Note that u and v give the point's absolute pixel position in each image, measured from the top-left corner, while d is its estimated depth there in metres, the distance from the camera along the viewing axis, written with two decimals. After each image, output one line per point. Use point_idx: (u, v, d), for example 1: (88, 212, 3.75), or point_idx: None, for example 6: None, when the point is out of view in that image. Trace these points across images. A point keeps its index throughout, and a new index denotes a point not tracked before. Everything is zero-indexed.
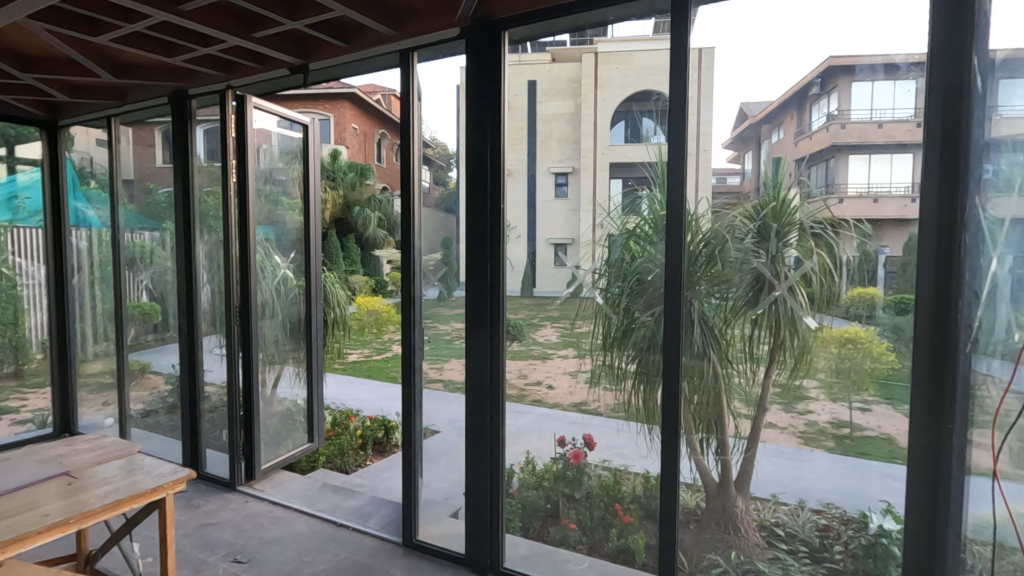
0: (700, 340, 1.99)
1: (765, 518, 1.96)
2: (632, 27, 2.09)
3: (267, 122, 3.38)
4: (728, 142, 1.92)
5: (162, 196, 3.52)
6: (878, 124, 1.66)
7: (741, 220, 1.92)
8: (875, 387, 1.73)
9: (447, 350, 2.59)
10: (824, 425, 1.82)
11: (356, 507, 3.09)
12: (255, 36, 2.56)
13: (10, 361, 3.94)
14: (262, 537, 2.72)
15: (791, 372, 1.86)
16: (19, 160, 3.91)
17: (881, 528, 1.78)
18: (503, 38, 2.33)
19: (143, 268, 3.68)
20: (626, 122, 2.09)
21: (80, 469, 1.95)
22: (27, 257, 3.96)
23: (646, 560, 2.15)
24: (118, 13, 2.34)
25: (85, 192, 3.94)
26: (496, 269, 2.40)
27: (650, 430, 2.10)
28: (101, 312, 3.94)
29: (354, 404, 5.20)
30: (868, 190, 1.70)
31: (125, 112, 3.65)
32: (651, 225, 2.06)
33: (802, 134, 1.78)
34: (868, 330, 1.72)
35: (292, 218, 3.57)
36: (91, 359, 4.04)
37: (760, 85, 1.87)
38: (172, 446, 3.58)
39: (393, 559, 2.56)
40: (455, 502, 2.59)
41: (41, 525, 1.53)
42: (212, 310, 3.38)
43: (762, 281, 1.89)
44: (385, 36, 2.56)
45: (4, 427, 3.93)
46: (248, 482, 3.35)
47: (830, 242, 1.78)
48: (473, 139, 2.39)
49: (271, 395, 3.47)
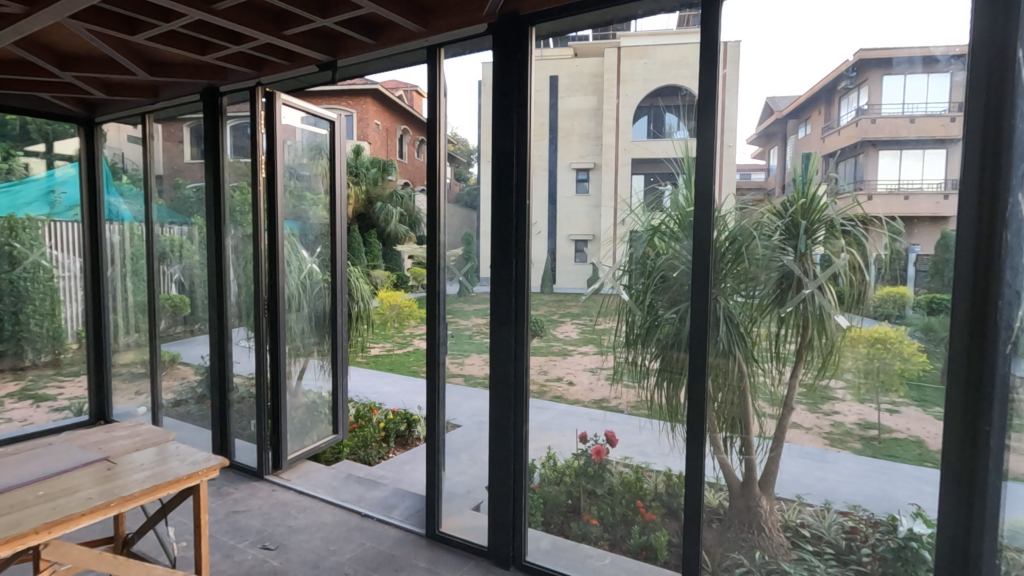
0: (725, 338, 1.98)
1: (790, 518, 1.93)
2: (657, 22, 2.09)
3: (293, 118, 3.41)
4: (753, 138, 1.91)
5: (191, 191, 3.61)
6: (909, 119, 1.63)
7: (768, 217, 1.89)
8: (905, 388, 1.69)
9: (469, 344, 2.61)
10: (851, 426, 1.79)
11: (380, 498, 3.13)
12: (286, 33, 2.60)
13: (47, 350, 4.07)
14: (289, 525, 2.78)
15: (817, 373, 1.83)
16: (57, 156, 4.04)
17: (911, 532, 1.74)
18: (530, 34, 2.33)
19: (174, 261, 3.77)
20: (649, 117, 2.07)
21: (119, 455, 2.02)
22: (63, 250, 4.09)
23: (668, 559, 2.14)
24: (155, 13, 2.40)
25: (119, 187, 4.06)
26: (521, 267, 2.41)
27: (673, 428, 2.10)
28: (134, 305, 4.05)
29: (376, 397, 5.27)
30: (898, 186, 1.66)
31: (158, 109, 3.73)
32: (676, 221, 2.05)
33: (830, 129, 1.75)
34: (898, 330, 1.69)
35: (316, 213, 3.62)
36: (123, 350, 4.16)
37: (786, 79, 1.84)
38: (201, 435, 3.67)
39: (417, 551, 2.59)
40: (477, 495, 2.60)
41: (83, 508, 1.59)
42: (240, 303, 3.45)
43: (791, 279, 1.86)
44: (413, 33, 2.58)
45: (42, 413, 4.07)
46: (275, 471, 3.41)
47: (858, 240, 1.74)
48: (498, 136, 2.40)
49: (296, 387, 3.53)
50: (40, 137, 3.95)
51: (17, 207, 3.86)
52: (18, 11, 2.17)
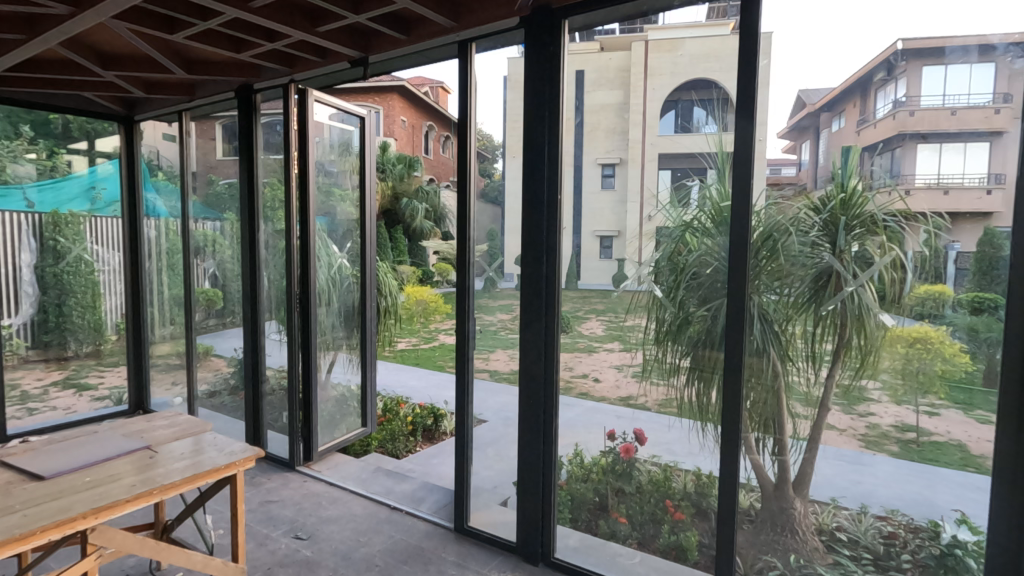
0: (760, 337, 1.93)
1: (825, 521, 1.87)
2: (686, 14, 2.03)
3: (323, 114, 3.45)
4: (784, 132, 1.86)
5: (223, 188, 3.69)
6: (950, 111, 1.56)
7: (806, 213, 1.84)
8: (945, 390, 1.62)
9: (494, 340, 2.62)
10: (888, 429, 1.73)
11: (408, 491, 3.17)
12: (319, 30, 2.62)
13: (90, 341, 4.21)
14: (320, 516, 2.83)
15: (854, 373, 1.78)
16: (98, 153, 4.17)
17: (955, 539, 1.67)
18: (563, 27, 2.30)
19: (208, 256, 3.86)
20: (676, 112, 2.04)
21: (159, 444, 2.08)
22: (103, 245, 4.22)
23: (699, 559, 2.12)
24: (194, 11, 2.45)
25: (156, 183, 4.18)
26: (552, 262, 2.37)
27: (703, 427, 2.06)
28: (170, 298, 4.17)
29: (403, 391, 5.33)
30: (938, 181, 1.60)
31: (193, 107, 3.82)
32: (710, 217, 2.01)
33: (865, 122, 1.68)
34: (939, 330, 1.62)
35: (345, 209, 3.66)
36: (160, 342, 4.29)
37: (820, 72, 1.79)
38: (234, 426, 3.76)
39: (446, 544, 2.61)
40: (504, 490, 2.61)
41: (128, 494, 1.65)
42: (273, 296, 3.51)
43: (829, 276, 1.80)
44: (443, 28, 2.58)
45: (85, 402, 4.22)
46: (306, 463, 3.48)
47: (897, 235, 1.68)
48: (529, 131, 2.38)
49: (326, 380, 3.58)
50: (82, 135, 4.07)
51: (61, 203, 3.99)
52: (64, 12, 2.23)
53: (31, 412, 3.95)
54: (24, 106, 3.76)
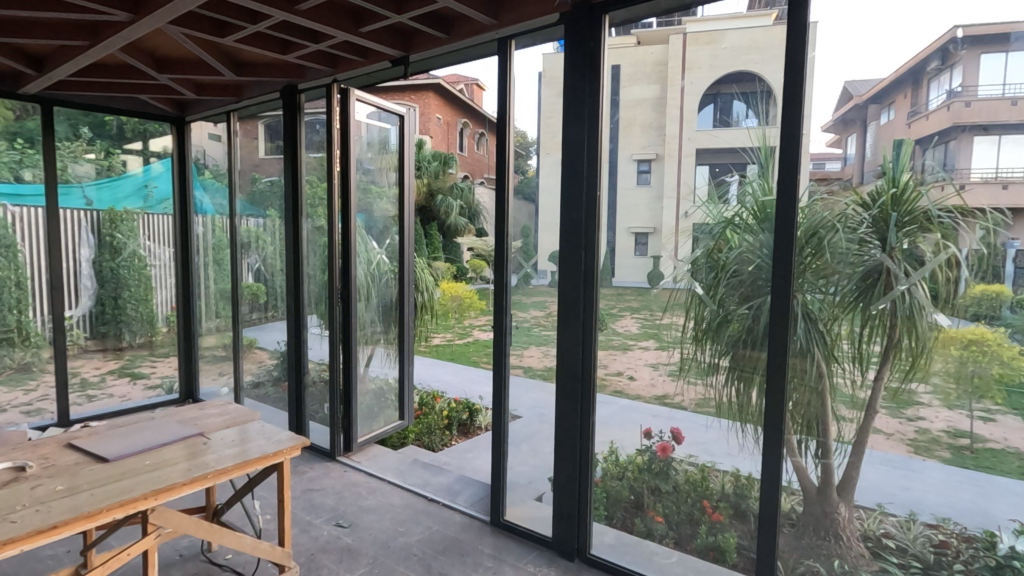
0: (803, 336, 1.88)
1: (870, 528, 1.82)
2: (726, 6, 1.99)
3: (364, 113, 3.53)
4: (829, 125, 1.81)
5: (266, 185, 3.82)
6: (1011, 101, 1.49)
7: (854, 209, 1.78)
8: (1002, 395, 1.56)
9: (528, 337, 2.63)
10: (939, 434, 1.66)
11: (444, 484, 3.22)
12: (362, 31, 2.68)
13: (143, 332, 4.41)
14: (360, 505, 2.91)
15: (903, 376, 1.71)
16: (151, 153, 4.37)
17: (1012, 550, 1.61)
18: (603, 21, 2.27)
19: (253, 252, 3.99)
20: (714, 105, 1.97)
21: (210, 431, 2.17)
22: (156, 241, 4.42)
23: (737, 561, 2.08)
24: (244, 15, 2.54)
25: (203, 181, 4.36)
26: (589, 257, 2.36)
27: (742, 427, 2.03)
28: (216, 292, 4.34)
29: (438, 385, 5.40)
30: (996, 175, 1.53)
31: (240, 107, 3.94)
32: (751, 213, 1.96)
33: (917, 114, 1.62)
34: (996, 331, 1.55)
35: (382, 205, 3.73)
36: (207, 333, 4.48)
37: (868, 63, 1.72)
38: (277, 416, 3.89)
39: (482, 537, 2.64)
40: (539, 485, 2.62)
41: (185, 478, 1.73)
42: (314, 292, 3.60)
43: (878, 274, 1.74)
44: (483, 26, 2.59)
45: (139, 390, 4.43)
46: (346, 453, 3.57)
47: (952, 232, 1.61)
48: (568, 127, 2.37)
49: (364, 373, 3.67)
50: (136, 136, 4.28)
51: (117, 201, 4.22)
52: (124, 19, 2.34)
53: (90, 399, 4.17)
54: (84, 108, 3.97)
